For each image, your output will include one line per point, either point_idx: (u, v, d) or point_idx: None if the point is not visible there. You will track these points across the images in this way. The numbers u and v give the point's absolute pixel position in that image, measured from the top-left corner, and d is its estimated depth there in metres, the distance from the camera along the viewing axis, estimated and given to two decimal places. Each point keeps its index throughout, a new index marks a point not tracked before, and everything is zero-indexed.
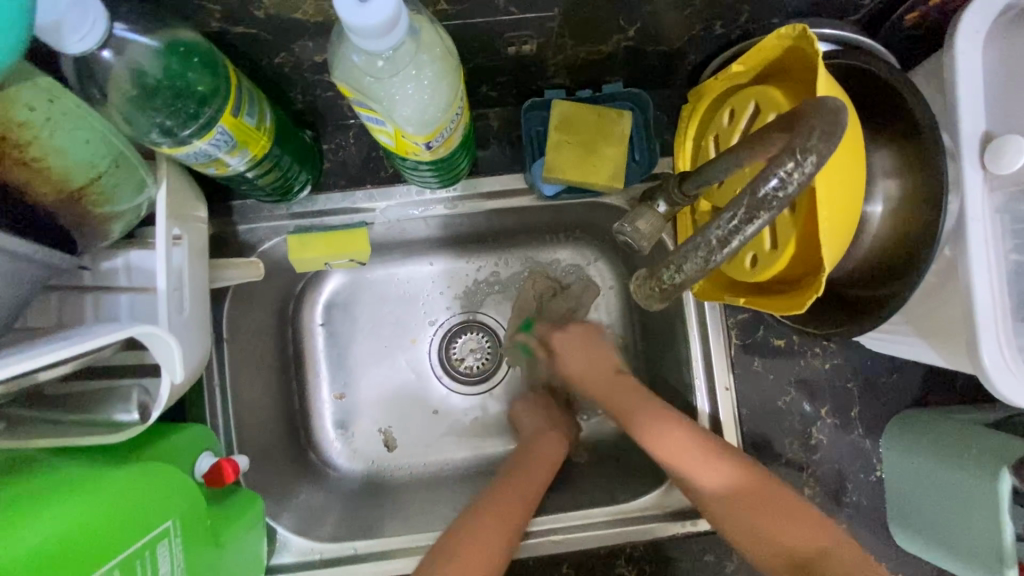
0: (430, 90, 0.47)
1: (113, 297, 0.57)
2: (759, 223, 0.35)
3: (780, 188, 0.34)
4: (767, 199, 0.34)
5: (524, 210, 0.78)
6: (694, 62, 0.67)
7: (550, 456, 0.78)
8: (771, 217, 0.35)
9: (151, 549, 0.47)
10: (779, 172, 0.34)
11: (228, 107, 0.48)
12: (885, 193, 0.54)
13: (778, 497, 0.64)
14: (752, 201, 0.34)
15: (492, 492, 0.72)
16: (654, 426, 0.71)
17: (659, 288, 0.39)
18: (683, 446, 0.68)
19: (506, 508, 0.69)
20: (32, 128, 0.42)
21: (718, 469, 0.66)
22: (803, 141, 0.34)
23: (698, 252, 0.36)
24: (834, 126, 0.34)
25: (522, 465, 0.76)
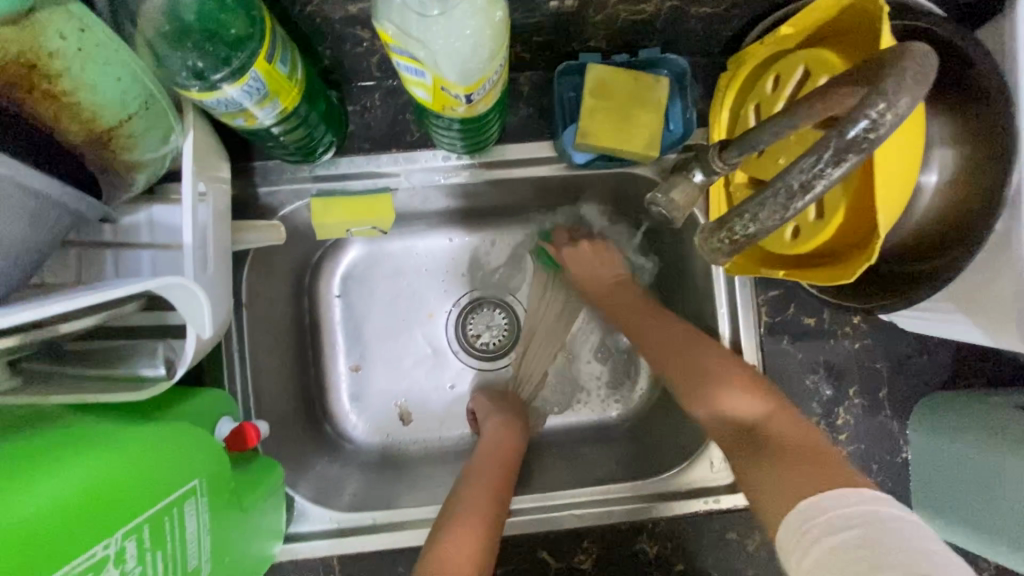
0: (475, 38, 0.44)
1: (135, 252, 0.56)
2: (845, 167, 0.34)
3: (870, 131, 0.33)
4: (858, 140, 0.33)
5: (551, 181, 0.76)
6: (736, 28, 0.65)
7: (505, 456, 0.73)
8: (859, 159, 0.34)
9: (179, 507, 0.47)
10: (870, 114, 0.33)
11: (262, 52, 0.45)
12: (940, 164, 0.53)
13: (725, 357, 0.68)
14: (840, 144, 0.33)
15: (459, 505, 0.66)
16: (641, 319, 0.75)
17: (731, 240, 0.38)
18: (672, 334, 0.71)
19: (482, 509, 0.65)
20: (64, 59, 0.40)
21: (716, 356, 0.68)
22: (892, 83, 0.33)
23: (777, 199, 0.36)
24: (923, 70, 0.33)
25: (484, 464, 0.72)
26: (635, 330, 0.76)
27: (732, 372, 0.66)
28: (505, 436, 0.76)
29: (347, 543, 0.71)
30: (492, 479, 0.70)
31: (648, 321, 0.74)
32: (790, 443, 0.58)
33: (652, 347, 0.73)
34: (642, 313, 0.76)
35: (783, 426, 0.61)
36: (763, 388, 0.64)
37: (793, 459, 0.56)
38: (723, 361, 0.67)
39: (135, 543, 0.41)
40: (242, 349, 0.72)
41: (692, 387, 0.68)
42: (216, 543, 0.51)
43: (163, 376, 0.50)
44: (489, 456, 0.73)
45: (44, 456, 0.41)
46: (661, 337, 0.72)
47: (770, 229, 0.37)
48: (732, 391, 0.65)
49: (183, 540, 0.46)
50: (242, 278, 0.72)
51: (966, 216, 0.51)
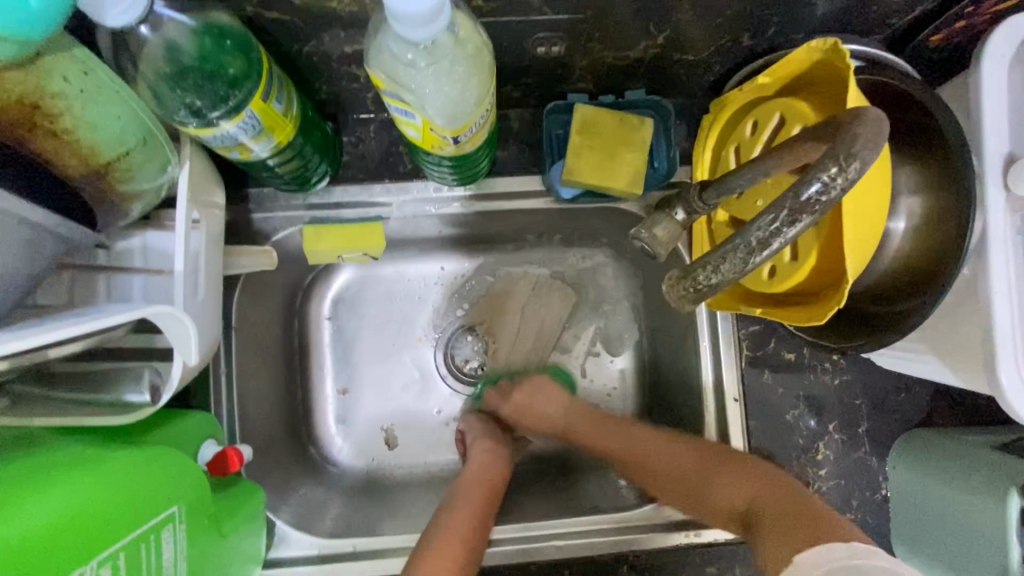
0: (462, 84, 0.46)
1: (126, 278, 0.57)
2: (800, 226, 0.36)
3: (824, 192, 0.35)
4: (811, 201, 0.35)
5: (540, 214, 0.78)
6: (717, 73, 0.68)
7: (486, 482, 0.73)
8: (814, 220, 0.36)
9: (157, 535, 0.46)
10: (822, 177, 0.35)
11: (259, 91, 0.48)
12: (908, 211, 0.54)
13: (740, 463, 0.67)
14: (795, 204, 0.35)
15: (442, 529, 0.67)
16: (649, 447, 0.72)
17: (694, 288, 0.40)
18: (664, 449, 0.71)
19: (463, 537, 0.66)
20: (65, 99, 0.42)
21: (694, 459, 0.69)
22: (847, 148, 0.35)
23: (737, 252, 0.37)
24: (876, 135, 0.35)
25: (468, 488, 0.72)
26: (653, 474, 0.71)
27: (709, 482, 0.67)
28: (486, 462, 0.76)
29: (328, 569, 0.71)
30: (475, 507, 0.70)
31: (639, 451, 0.73)
32: (786, 516, 0.59)
33: (663, 486, 0.70)
34: (623, 431, 0.76)
35: (785, 495, 0.62)
36: (759, 475, 0.65)
37: (782, 525, 0.58)
38: (713, 465, 0.68)
39: (110, 572, 0.41)
40: (230, 371, 0.73)
41: (688, 490, 0.69)
42: (192, 570, 0.51)
43: (146, 403, 0.50)
44: (478, 478, 0.74)
45: (27, 479, 0.42)
46: (670, 470, 0.70)
47: (733, 279, 0.39)
48: (720, 484, 0.67)
49: (160, 568, 0.46)
50: (233, 302, 0.73)
51: (934, 260, 0.53)
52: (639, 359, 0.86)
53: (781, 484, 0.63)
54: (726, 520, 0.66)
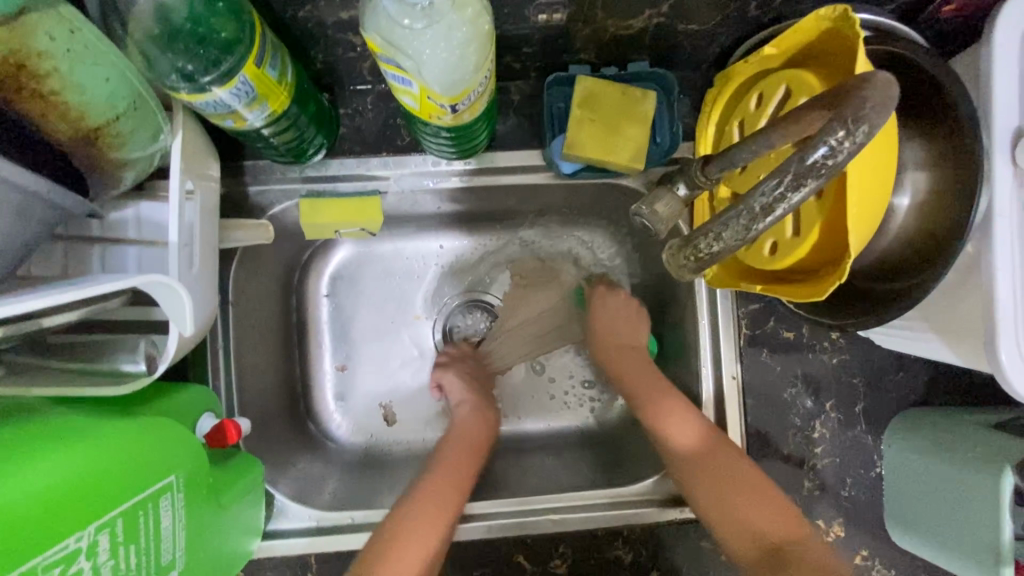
0: (460, 50, 0.45)
1: (121, 249, 0.56)
2: (804, 193, 0.35)
3: (829, 157, 0.34)
4: (816, 166, 0.34)
5: (539, 190, 0.77)
6: (723, 45, 0.66)
7: (467, 446, 0.76)
8: (819, 186, 0.35)
9: (155, 502, 0.47)
10: (829, 141, 0.34)
11: (252, 56, 0.46)
12: (913, 186, 0.53)
13: (766, 488, 0.66)
14: (799, 168, 0.35)
15: (420, 489, 0.70)
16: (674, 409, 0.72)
17: (697, 258, 0.39)
18: (681, 417, 0.71)
19: (446, 499, 0.69)
20: (52, 59, 0.40)
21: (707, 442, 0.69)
22: (855, 111, 0.34)
23: (740, 221, 0.36)
24: (888, 95, 0.34)
25: (450, 451, 0.76)
26: (666, 432, 0.72)
27: (728, 457, 0.68)
28: (474, 426, 0.79)
29: (326, 541, 0.72)
30: (457, 467, 0.73)
31: (662, 413, 0.73)
32: (809, 571, 0.61)
33: (675, 442, 0.71)
34: (668, 395, 0.74)
35: (757, 508, 0.66)
36: (793, 512, 0.66)
37: (802, 571, 0.61)
38: (742, 468, 0.68)
39: (108, 537, 0.42)
40: (227, 346, 0.73)
41: (712, 499, 0.67)
42: (192, 537, 0.51)
43: (143, 372, 0.50)
44: (460, 439, 0.77)
45: (17, 450, 0.41)
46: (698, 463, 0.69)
47: (733, 249, 0.38)
48: (750, 510, 0.66)
49: (159, 534, 0.47)
50: (230, 276, 0.73)
51: (938, 237, 0.52)
52: None
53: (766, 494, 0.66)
54: (749, 543, 0.65)
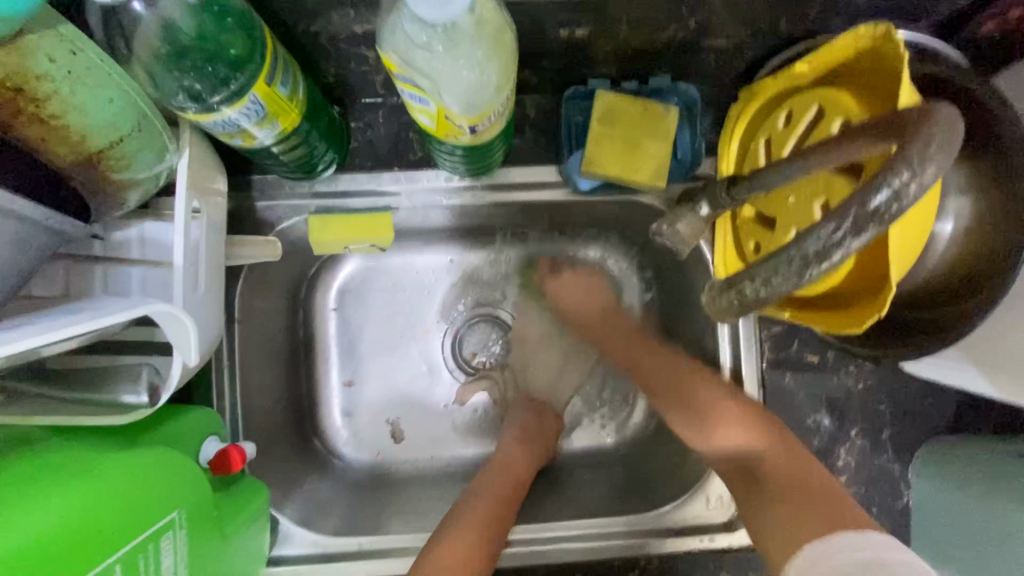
0: (480, 69, 0.43)
1: (124, 269, 0.54)
2: (865, 237, 0.33)
3: (893, 200, 0.32)
4: (879, 211, 0.32)
5: (555, 206, 0.75)
6: (749, 60, 0.63)
7: (516, 472, 0.73)
8: (880, 231, 0.32)
9: (156, 544, 0.44)
10: (892, 183, 0.32)
11: (263, 73, 0.44)
12: (957, 213, 0.51)
13: (750, 410, 0.63)
14: (862, 213, 0.32)
15: (470, 504, 0.68)
16: (686, 377, 0.67)
17: (739, 300, 0.37)
18: (673, 368, 0.68)
19: (493, 518, 0.67)
20: (52, 82, 0.38)
21: (709, 394, 0.65)
22: (918, 151, 0.32)
23: (790, 266, 0.34)
24: (953, 135, 0.33)
25: (501, 471, 0.73)
26: (677, 389, 0.67)
27: (710, 412, 0.64)
28: (530, 446, 0.76)
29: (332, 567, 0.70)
30: (506, 489, 0.71)
31: (657, 368, 0.70)
32: (787, 477, 0.58)
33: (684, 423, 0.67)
34: (643, 343, 0.74)
35: (741, 434, 0.62)
36: (761, 420, 0.62)
37: (781, 496, 0.58)
38: (723, 398, 0.64)
39: None
40: (233, 364, 0.71)
41: (693, 428, 0.65)
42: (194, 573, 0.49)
43: (145, 404, 0.48)
44: (513, 453, 0.75)
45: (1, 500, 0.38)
46: (655, 371, 0.69)
47: (784, 293, 0.36)
48: (718, 429, 0.63)
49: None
50: (236, 292, 0.70)
51: (982, 269, 0.50)
52: None
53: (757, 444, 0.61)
54: (727, 465, 0.63)
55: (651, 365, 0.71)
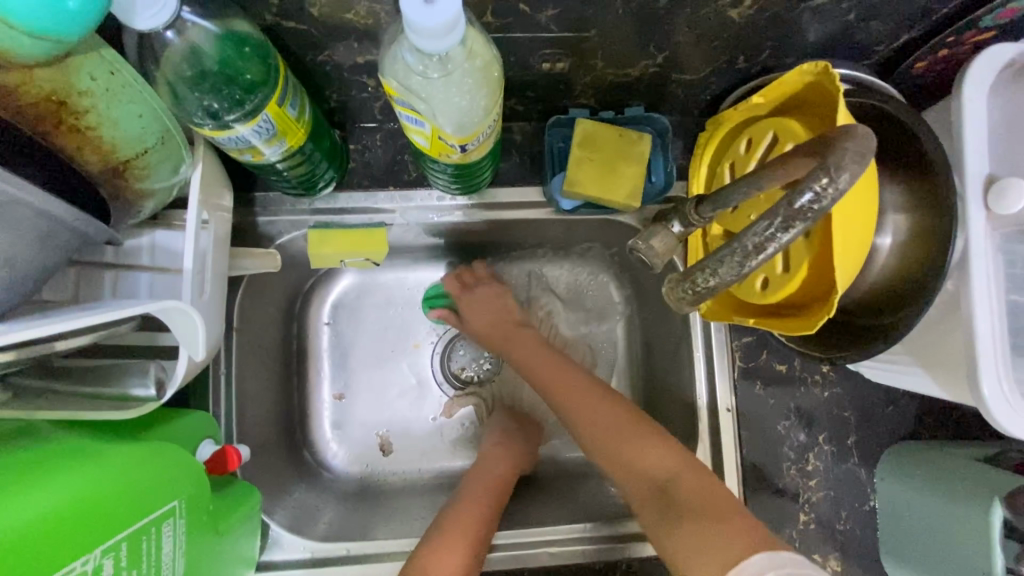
0: (470, 95, 0.48)
1: (133, 275, 0.58)
2: (794, 232, 0.38)
3: (814, 201, 0.37)
4: (803, 210, 0.37)
5: (539, 225, 0.80)
6: (714, 93, 0.70)
7: (497, 479, 0.76)
8: (807, 227, 0.38)
9: (158, 527, 0.46)
10: (814, 187, 0.37)
11: (275, 96, 0.49)
12: (894, 227, 0.56)
13: (660, 438, 0.66)
14: (789, 212, 0.37)
15: (449, 518, 0.70)
16: (584, 401, 0.72)
17: (693, 290, 0.42)
18: (579, 389, 0.73)
19: (469, 529, 0.68)
20: (92, 98, 0.41)
21: (614, 417, 0.69)
22: (836, 160, 0.37)
23: (733, 257, 0.39)
24: (865, 149, 0.38)
25: (476, 483, 0.75)
26: (581, 410, 0.71)
27: (603, 409, 0.70)
28: (503, 456, 0.79)
29: (320, 572, 0.71)
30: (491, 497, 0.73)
31: (569, 394, 0.73)
32: (696, 500, 0.61)
33: (586, 430, 0.70)
34: (550, 361, 0.78)
35: (645, 439, 0.66)
36: (677, 446, 0.66)
37: (698, 518, 0.59)
38: (625, 421, 0.69)
39: (111, 562, 0.41)
40: (229, 372, 0.73)
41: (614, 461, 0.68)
42: (189, 563, 0.50)
43: (152, 397, 0.50)
44: (495, 463, 0.78)
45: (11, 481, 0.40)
46: (596, 416, 0.70)
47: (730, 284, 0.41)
48: (645, 451, 0.66)
49: (160, 560, 0.46)
50: (235, 303, 0.74)
51: (914, 281, 0.55)
52: (634, 368, 0.87)
53: (635, 438, 0.67)
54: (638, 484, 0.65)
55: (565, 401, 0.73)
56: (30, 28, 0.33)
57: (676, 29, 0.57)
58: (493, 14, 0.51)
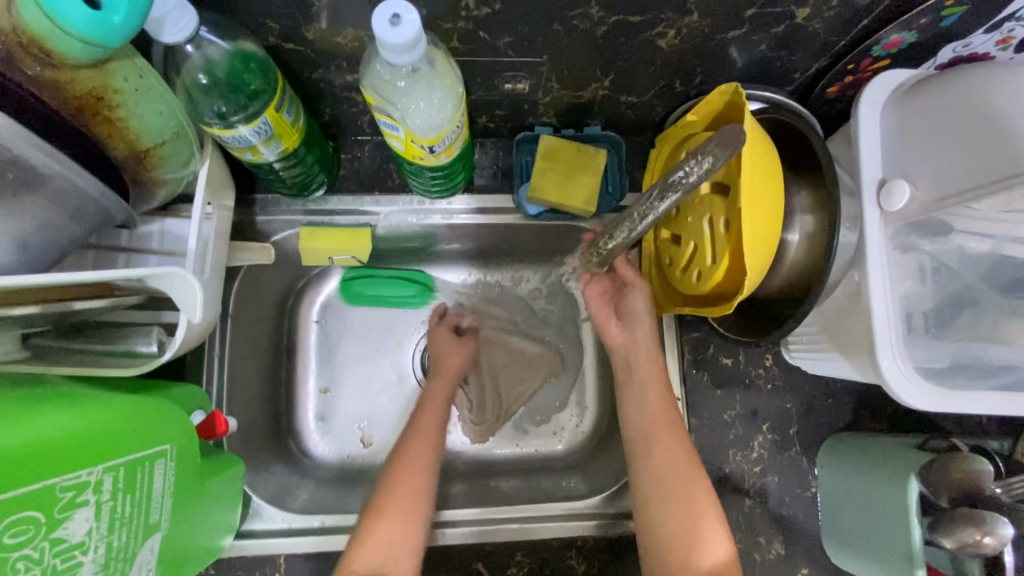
0: (437, 103, 0.58)
1: (144, 257, 0.66)
2: (667, 198, 0.56)
3: (684, 176, 0.54)
4: (675, 182, 0.55)
5: (510, 230, 0.89)
6: (661, 114, 0.80)
7: (426, 452, 0.74)
8: (677, 196, 0.55)
9: (151, 463, 0.52)
10: (685, 167, 0.54)
11: (273, 103, 0.59)
12: (802, 226, 0.64)
13: (717, 527, 0.65)
14: (664, 184, 0.55)
15: (387, 485, 0.70)
16: (669, 453, 0.69)
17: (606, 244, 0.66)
18: (668, 440, 0.70)
19: (408, 494, 0.69)
20: (122, 95, 0.50)
21: (689, 488, 0.67)
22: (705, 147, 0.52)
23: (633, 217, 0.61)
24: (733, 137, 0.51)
25: (413, 439, 0.75)
26: (664, 461, 0.69)
27: (682, 472, 0.68)
28: (429, 411, 0.80)
29: (295, 541, 0.76)
30: (422, 472, 0.71)
31: (665, 440, 0.70)
32: None
33: (664, 470, 0.68)
34: (651, 381, 0.74)
35: (701, 512, 0.66)
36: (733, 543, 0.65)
37: None
38: (695, 493, 0.67)
39: (112, 480, 0.47)
40: (222, 355, 0.80)
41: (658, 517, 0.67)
42: (176, 505, 0.56)
43: (154, 353, 0.58)
44: (420, 432, 0.76)
45: (32, 404, 0.46)
46: (669, 470, 0.68)
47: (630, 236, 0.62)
48: (705, 534, 0.65)
49: (151, 494, 0.51)
50: (232, 293, 0.82)
51: (818, 272, 0.63)
52: (599, 366, 0.94)
53: (694, 514, 0.66)
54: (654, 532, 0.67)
55: (653, 437, 0.71)
56: (83, 36, 0.42)
57: (617, 57, 0.67)
58: (459, 40, 0.61)
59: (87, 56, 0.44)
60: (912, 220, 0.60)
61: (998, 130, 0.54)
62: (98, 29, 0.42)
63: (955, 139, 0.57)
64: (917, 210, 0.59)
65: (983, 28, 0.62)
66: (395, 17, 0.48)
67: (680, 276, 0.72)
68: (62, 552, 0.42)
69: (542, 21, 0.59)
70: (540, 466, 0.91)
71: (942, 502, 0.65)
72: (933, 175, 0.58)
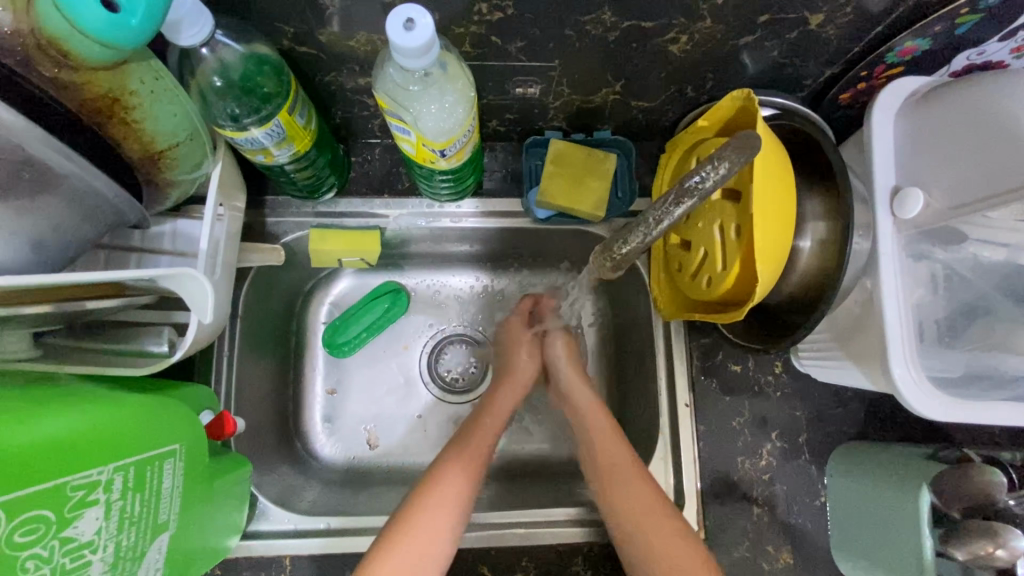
0: (449, 107, 0.58)
1: (156, 257, 0.67)
2: (682, 203, 0.56)
3: (700, 181, 0.54)
4: (691, 187, 0.55)
5: (519, 233, 0.89)
6: (671, 119, 0.80)
7: (459, 485, 0.71)
8: (693, 200, 0.56)
9: (160, 463, 0.52)
10: (701, 172, 0.54)
11: (286, 105, 0.59)
12: (813, 233, 0.64)
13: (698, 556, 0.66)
14: (681, 189, 0.56)
15: (402, 530, 0.66)
16: (634, 490, 0.71)
17: (611, 257, 0.66)
18: (632, 477, 0.72)
19: (424, 543, 0.66)
20: (139, 97, 0.50)
21: (664, 522, 0.68)
22: (720, 153, 0.53)
23: (642, 228, 0.60)
24: (744, 145, 0.53)
25: (445, 480, 0.71)
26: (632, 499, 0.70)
27: (654, 505, 0.70)
28: (474, 445, 0.76)
29: (301, 542, 0.76)
30: (447, 510, 0.68)
31: (625, 483, 0.72)
32: None
33: (632, 507, 0.70)
34: (606, 428, 0.78)
35: (678, 546, 0.67)
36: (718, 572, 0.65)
37: None
38: (668, 526, 0.68)
39: (122, 480, 0.47)
40: (231, 355, 0.81)
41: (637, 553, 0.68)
42: (183, 505, 0.56)
43: (164, 353, 0.59)
44: (460, 468, 0.72)
45: (43, 403, 0.46)
46: (637, 506, 0.70)
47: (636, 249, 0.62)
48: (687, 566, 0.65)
49: (159, 494, 0.52)
50: (241, 293, 0.82)
51: (828, 280, 0.63)
52: (606, 371, 0.94)
53: (673, 548, 0.67)
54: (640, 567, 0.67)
55: (615, 477, 0.73)
56: (102, 39, 0.42)
57: (628, 62, 0.67)
58: (471, 44, 0.62)
59: (105, 58, 0.45)
60: (925, 228, 0.59)
61: (1015, 138, 0.53)
62: (117, 32, 0.42)
63: (969, 146, 0.56)
64: (930, 217, 0.58)
65: (996, 36, 0.61)
66: (409, 21, 0.48)
67: (689, 283, 0.72)
68: (71, 552, 0.42)
69: (554, 26, 0.59)
70: (545, 471, 0.91)
71: (952, 513, 0.66)
72: (947, 182, 0.58)
